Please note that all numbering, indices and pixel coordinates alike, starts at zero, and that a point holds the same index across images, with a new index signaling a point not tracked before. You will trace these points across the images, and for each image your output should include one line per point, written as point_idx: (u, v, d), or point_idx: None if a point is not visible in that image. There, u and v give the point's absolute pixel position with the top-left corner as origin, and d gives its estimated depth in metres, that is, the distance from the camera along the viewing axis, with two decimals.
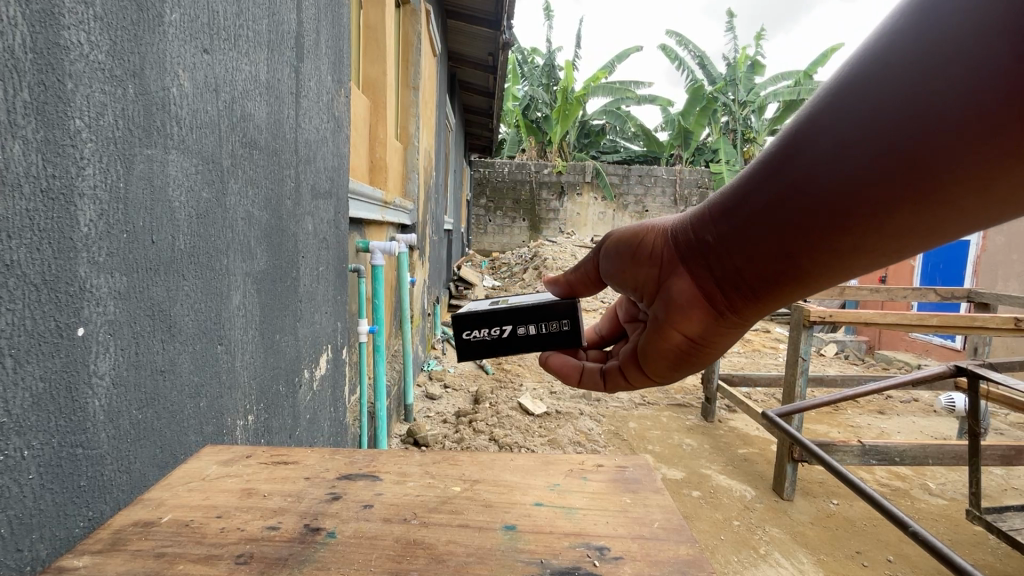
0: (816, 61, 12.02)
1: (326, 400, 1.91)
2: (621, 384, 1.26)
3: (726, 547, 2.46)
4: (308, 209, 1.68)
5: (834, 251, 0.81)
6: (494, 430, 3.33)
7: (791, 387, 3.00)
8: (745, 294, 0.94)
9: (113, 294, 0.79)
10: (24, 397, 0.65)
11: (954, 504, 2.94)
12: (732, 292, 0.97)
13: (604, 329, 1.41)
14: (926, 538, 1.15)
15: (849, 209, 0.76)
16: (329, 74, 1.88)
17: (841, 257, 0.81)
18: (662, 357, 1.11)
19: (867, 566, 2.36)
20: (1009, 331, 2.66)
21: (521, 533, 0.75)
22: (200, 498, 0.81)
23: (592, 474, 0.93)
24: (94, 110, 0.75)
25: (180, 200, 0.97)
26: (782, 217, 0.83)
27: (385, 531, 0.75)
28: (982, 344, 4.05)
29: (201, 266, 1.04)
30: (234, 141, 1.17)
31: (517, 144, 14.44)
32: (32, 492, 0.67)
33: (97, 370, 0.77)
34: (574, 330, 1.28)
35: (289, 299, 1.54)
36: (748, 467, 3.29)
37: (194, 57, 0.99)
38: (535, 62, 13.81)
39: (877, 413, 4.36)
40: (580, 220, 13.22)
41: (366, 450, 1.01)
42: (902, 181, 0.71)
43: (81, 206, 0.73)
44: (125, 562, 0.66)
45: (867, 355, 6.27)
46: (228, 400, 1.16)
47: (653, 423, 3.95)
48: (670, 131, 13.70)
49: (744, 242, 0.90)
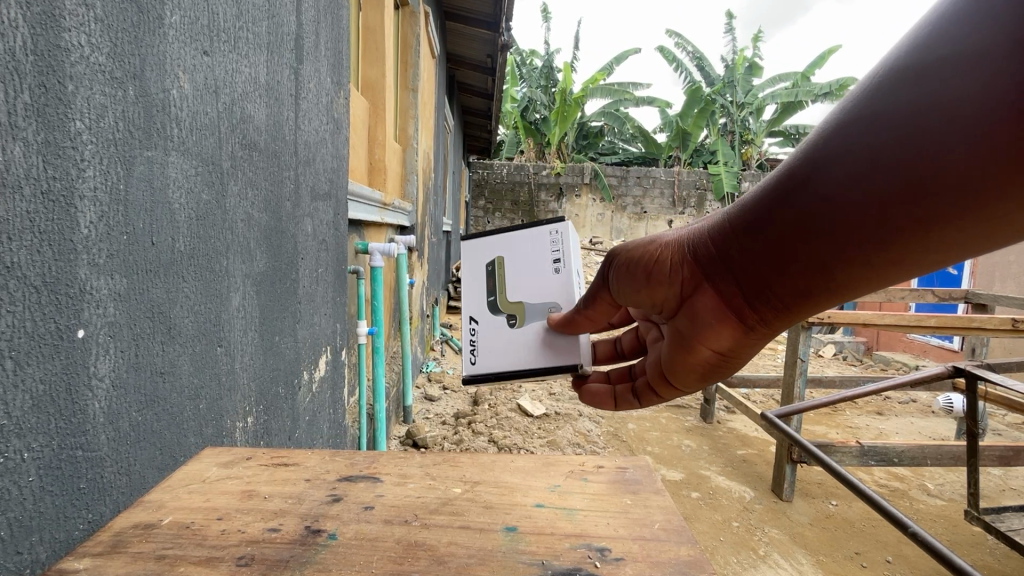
0: (813, 63, 12.06)
1: (325, 402, 1.90)
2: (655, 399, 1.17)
3: (725, 548, 2.46)
4: (307, 211, 1.68)
5: (871, 261, 0.74)
6: (493, 431, 3.33)
7: (790, 388, 3.00)
8: (776, 309, 0.86)
9: (113, 296, 0.79)
10: (24, 399, 0.65)
11: (952, 505, 2.95)
12: (762, 309, 0.88)
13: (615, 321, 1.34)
14: (926, 538, 1.15)
15: (880, 217, 0.70)
16: (328, 76, 1.88)
17: (881, 268, 0.73)
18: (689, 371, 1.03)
19: (866, 567, 2.36)
20: (1006, 332, 2.67)
21: (522, 534, 0.75)
22: (200, 500, 0.81)
23: (592, 475, 0.94)
24: (94, 112, 0.75)
25: (180, 202, 0.97)
26: (804, 230, 0.77)
27: (386, 533, 0.75)
28: (980, 345, 4.06)
29: (200, 267, 1.04)
30: (234, 143, 1.17)
31: (515, 146, 14.45)
32: (32, 495, 0.67)
33: (98, 372, 0.77)
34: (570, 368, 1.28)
35: (288, 300, 1.54)
36: (747, 468, 3.29)
37: (194, 59, 0.99)
38: (534, 64, 13.83)
39: (876, 414, 4.36)
40: (578, 222, 13.24)
41: (367, 452, 1.01)
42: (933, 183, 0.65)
43: (81, 208, 0.73)
44: (126, 564, 0.66)
45: (865, 356, 6.28)
46: (228, 402, 1.16)
47: (653, 425, 3.95)
48: (668, 132, 13.72)
49: (766, 258, 0.83)
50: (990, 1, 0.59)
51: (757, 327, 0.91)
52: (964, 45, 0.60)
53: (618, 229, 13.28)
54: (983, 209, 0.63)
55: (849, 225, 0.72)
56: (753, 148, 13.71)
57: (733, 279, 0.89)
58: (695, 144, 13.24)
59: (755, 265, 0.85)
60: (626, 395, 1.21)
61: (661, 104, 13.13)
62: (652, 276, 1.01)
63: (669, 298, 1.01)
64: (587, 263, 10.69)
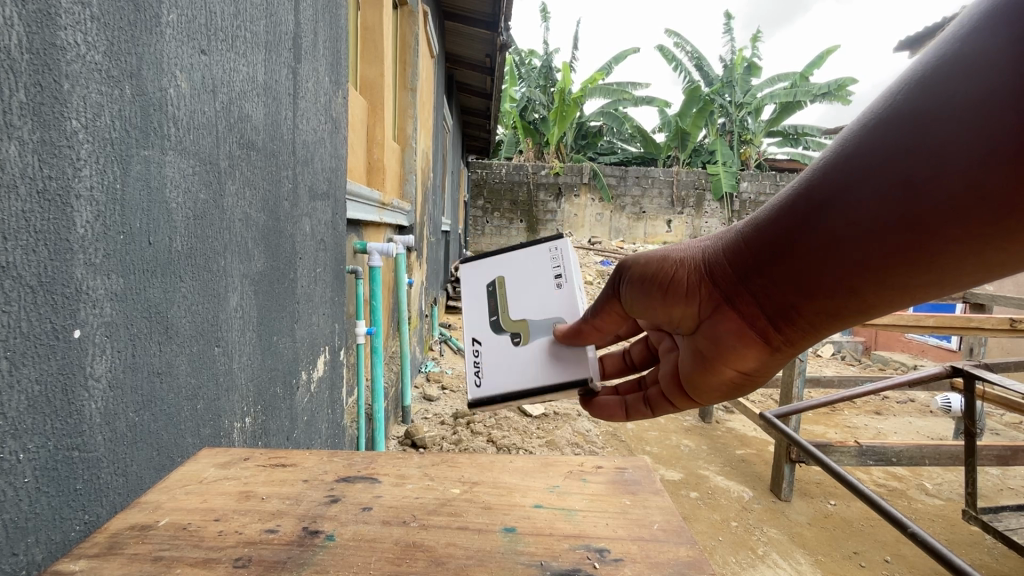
0: (811, 63, 12.08)
1: (323, 402, 1.90)
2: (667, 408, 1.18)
3: (724, 548, 2.45)
4: (305, 210, 1.68)
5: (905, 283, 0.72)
6: (492, 431, 3.33)
7: (788, 387, 3.00)
8: (804, 329, 0.84)
9: (110, 296, 0.79)
10: (20, 399, 0.65)
11: (950, 505, 2.95)
12: (787, 328, 0.86)
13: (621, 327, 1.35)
14: (924, 538, 1.15)
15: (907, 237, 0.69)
16: (327, 76, 1.87)
17: (911, 289, 0.72)
18: (712, 390, 1.01)
19: (864, 567, 2.36)
20: (1004, 331, 2.68)
21: (520, 535, 0.75)
22: (198, 501, 0.81)
23: (591, 475, 0.93)
24: (91, 111, 0.75)
25: (177, 202, 0.96)
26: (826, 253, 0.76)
27: (385, 534, 0.74)
28: (978, 344, 4.07)
29: (197, 267, 1.03)
30: (232, 143, 1.17)
31: (514, 146, 14.44)
32: (28, 496, 0.67)
33: (94, 372, 0.76)
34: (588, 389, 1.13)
35: (286, 300, 1.53)
36: (745, 467, 3.29)
37: (192, 58, 0.99)
38: (532, 64, 13.80)
39: (874, 414, 4.37)
40: (577, 222, 13.24)
41: (365, 452, 1.00)
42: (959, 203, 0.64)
43: (77, 207, 0.73)
44: (123, 566, 0.66)
45: (863, 356, 6.29)
46: (226, 403, 1.15)
47: (652, 425, 3.95)
48: (667, 132, 13.72)
49: (789, 280, 0.82)
50: (1004, 19, 0.60)
51: (782, 348, 0.89)
52: (983, 62, 0.61)
53: (617, 229, 13.28)
54: (1015, 230, 0.63)
55: (875, 247, 0.72)
56: (751, 149, 13.72)
57: (756, 299, 0.87)
58: (694, 144, 13.24)
59: (779, 290, 0.83)
60: (638, 405, 1.16)
61: (659, 104, 13.13)
62: (667, 297, 0.98)
63: (686, 319, 0.98)
64: (586, 263, 10.68)
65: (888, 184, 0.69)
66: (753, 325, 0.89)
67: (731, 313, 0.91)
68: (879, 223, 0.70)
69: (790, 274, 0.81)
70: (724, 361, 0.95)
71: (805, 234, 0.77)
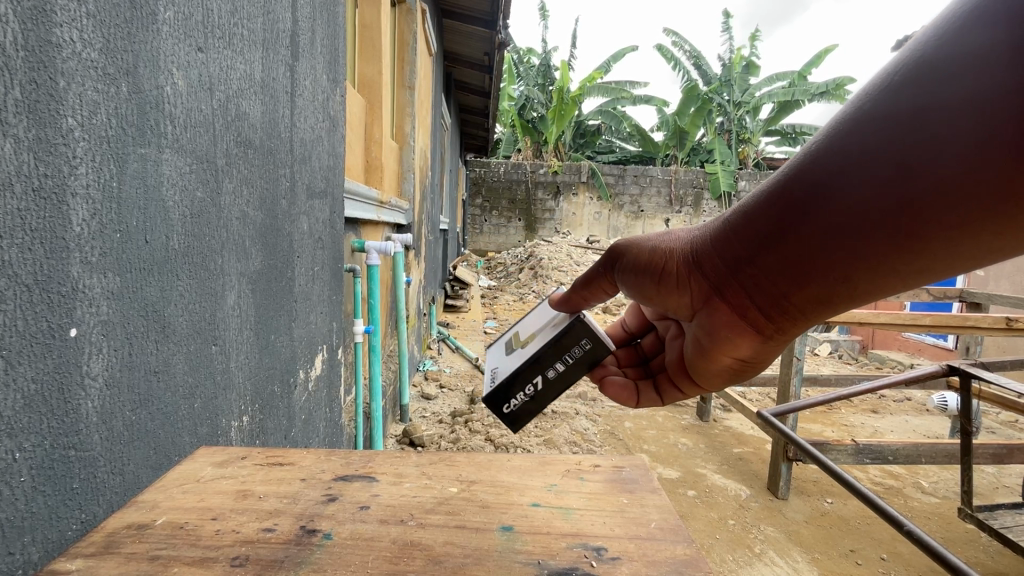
0: (809, 62, 12.08)
1: (321, 401, 1.90)
2: (677, 396, 1.24)
3: (721, 546, 2.46)
4: (303, 209, 1.67)
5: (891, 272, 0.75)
6: (490, 430, 3.33)
7: (786, 386, 3.00)
8: (794, 317, 0.88)
9: (106, 295, 0.79)
10: (16, 398, 0.64)
11: (946, 503, 2.97)
12: (777, 316, 0.90)
13: (632, 324, 1.40)
14: (920, 536, 1.15)
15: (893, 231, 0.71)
16: (324, 73, 1.87)
17: (899, 279, 0.75)
18: (713, 375, 1.06)
19: (861, 565, 2.37)
20: (1001, 331, 2.68)
21: (518, 534, 0.75)
22: (195, 500, 0.81)
23: (589, 474, 0.93)
24: (87, 108, 0.74)
25: (174, 200, 0.96)
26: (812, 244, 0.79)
27: (382, 533, 0.74)
28: (974, 343, 4.08)
29: (195, 266, 1.03)
30: (229, 141, 1.17)
31: (512, 144, 14.42)
32: (24, 495, 0.66)
33: (91, 372, 0.76)
34: (599, 343, 1.09)
35: (284, 299, 1.53)
36: (743, 466, 3.30)
37: (188, 56, 0.99)
38: (530, 62, 13.75)
39: (870, 413, 4.38)
40: (576, 221, 13.24)
41: (363, 451, 1.00)
42: (941, 200, 0.67)
43: (73, 205, 0.72)
44: (120, 565, 0.65)
45: (860, 355, 6.31)
46: (224, 402, 1.15)
47: (649, 423, 3.95)
48: (665, 131, 13.70)
49: (777, 270, 0.85)
50: (991, 21, 0.61)
51: (774, 336, 0.93)
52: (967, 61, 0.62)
53: (615, 228, 13.28)
54: (1000, 224, 0.65)
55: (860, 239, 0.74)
56: (749, 147, 13.73)
57: (747, 288, 0.90)
58: (692, 143, 13.23)
59: (768, 279, 0.87)
60: (646, 392, 1.26)
61: (658, 103, 13.11)
62: (663, 286, 1.04)
63: (681, 306, 1.04)
64: (584, 262, 10.68)
65: (873, 178, 0.71)
66: (743, 313, 0.93)
67: (723, 302, 0.95)
68: (866, 217, 0.73)
69: (777, 264, 0.84)
70: (720, 348, 1.00)
71: (794, 226, 0.80)
